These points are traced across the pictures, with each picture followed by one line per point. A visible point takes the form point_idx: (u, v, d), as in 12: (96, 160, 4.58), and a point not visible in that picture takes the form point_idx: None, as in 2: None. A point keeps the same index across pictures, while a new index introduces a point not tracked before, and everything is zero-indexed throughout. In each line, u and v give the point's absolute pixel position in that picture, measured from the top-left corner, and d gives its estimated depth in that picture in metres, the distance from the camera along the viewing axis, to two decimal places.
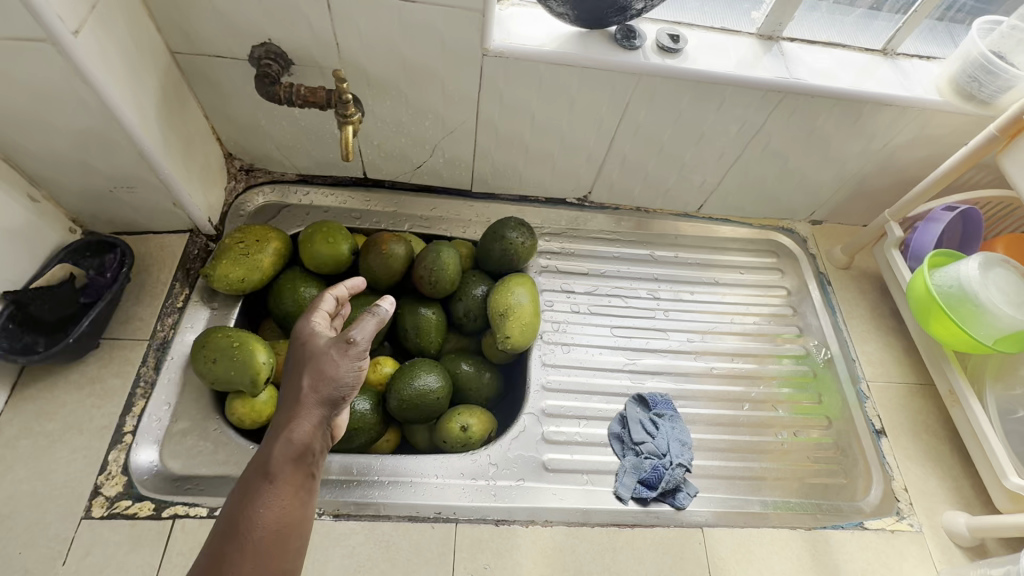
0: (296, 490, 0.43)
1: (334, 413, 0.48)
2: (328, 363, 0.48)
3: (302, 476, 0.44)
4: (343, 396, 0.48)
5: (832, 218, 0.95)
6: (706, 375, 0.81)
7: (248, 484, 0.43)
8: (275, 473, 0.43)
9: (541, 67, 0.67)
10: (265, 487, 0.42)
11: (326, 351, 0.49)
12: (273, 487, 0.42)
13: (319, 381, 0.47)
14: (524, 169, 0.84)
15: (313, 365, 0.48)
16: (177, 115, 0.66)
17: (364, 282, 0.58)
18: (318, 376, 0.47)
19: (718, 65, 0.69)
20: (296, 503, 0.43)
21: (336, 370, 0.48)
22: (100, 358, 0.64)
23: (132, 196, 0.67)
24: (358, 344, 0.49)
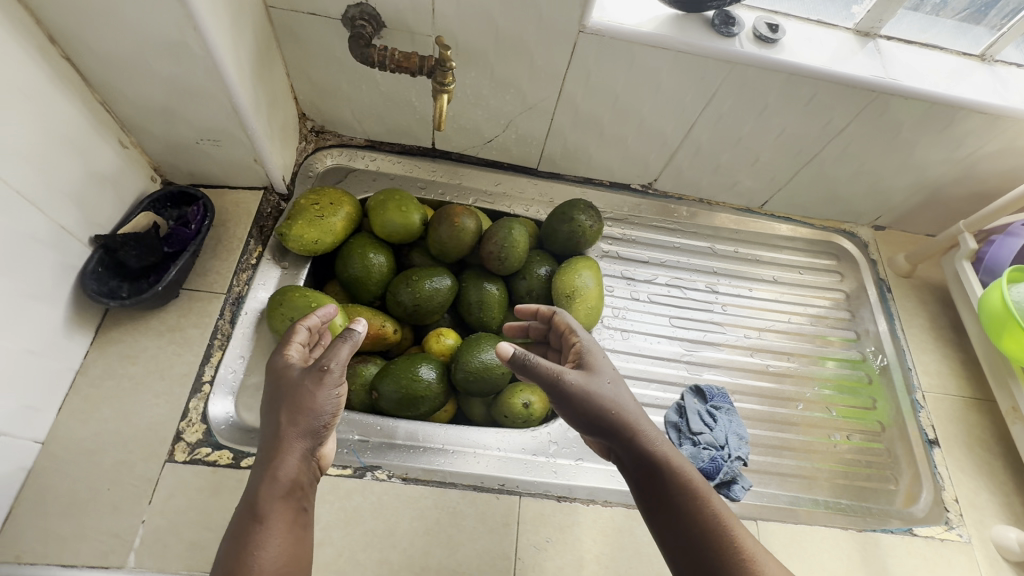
0: (289, 526, 0.44)
1: (318, 444, 0.48)
2: (305, 395, 0.47)
3: (295, 511, 0.45)
4: (326, 427, 0.48)
5: (896, 224, 0.94)
6: (761, 372, 0.82)
7: (238, 531, 0.43)
8: (265, 515, 0.43)
9: (635, 48, 0.65)
10: (259, 532, 0.43)
11: (301, 383, 0.48)
12: (267, 528, 0.43)
13: (298, 415, 0.47)
14: (594, 152, 0.83)
15: (290, 400, 0.47)
16: (264, 70, 0.66)
17: (335, 310, 0.58)
18: (296, 409, 0.47)
19: (814, 59, 0.67)
20: (292, 539, 0.44)
21: (315, 402, 0.47)
22: (179, 308, 0.65)
23: (216, 149, 0.67)
24: (333, 372, 0.48)
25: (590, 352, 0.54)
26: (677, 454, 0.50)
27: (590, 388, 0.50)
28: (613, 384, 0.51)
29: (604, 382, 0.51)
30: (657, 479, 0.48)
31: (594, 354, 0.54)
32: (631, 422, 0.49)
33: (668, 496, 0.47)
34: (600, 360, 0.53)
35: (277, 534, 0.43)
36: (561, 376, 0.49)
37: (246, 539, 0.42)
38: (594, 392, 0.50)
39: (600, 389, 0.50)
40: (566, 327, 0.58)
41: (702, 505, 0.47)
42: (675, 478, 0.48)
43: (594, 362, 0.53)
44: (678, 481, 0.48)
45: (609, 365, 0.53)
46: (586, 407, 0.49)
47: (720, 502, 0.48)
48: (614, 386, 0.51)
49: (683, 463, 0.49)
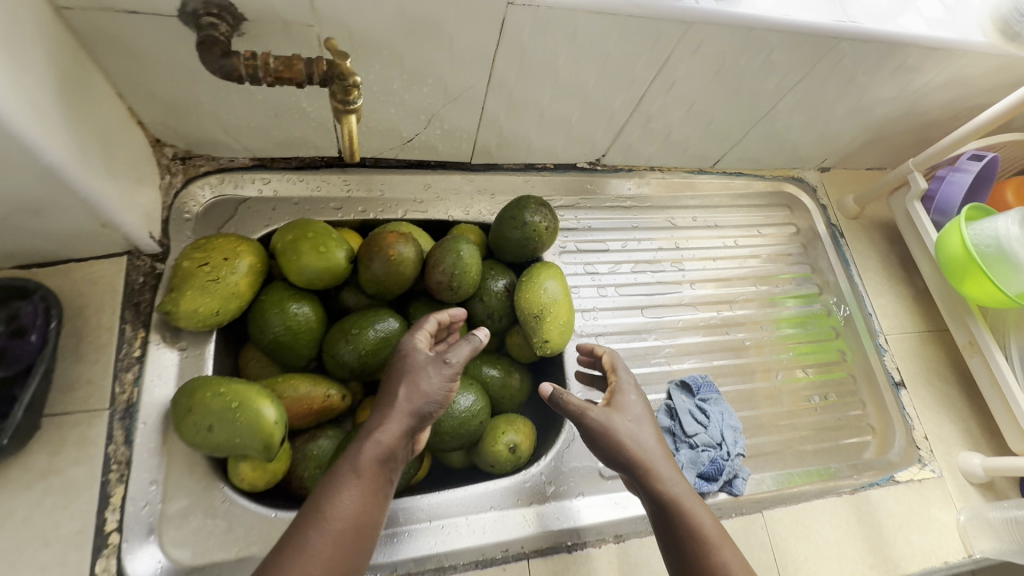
0: (376, 490, 0.47)
1: (420, 427, 0.51)
2: (424, 378, 0.51)
3: (384, 479, 0.48)
4: (432, 413, 0.51)
5: (841, 164, 0.92)
6: (738, 348, 0.79)
7: (339, 473, 0.47)
8: (361, 469, 0.47)
9: (577, 16, 0.53)
10: (349, 481, 0.46)
11: (425, 367, 0.52)
12: (358, 481, 0.46)
13: (414, 395, 0.50)
14: (535, 136, 0.71)
15: (411, 377, 0.51)
16: (81, 102, 0.47)
17: (464, 313, 0.61)
18: (414, 389, 0.51)
19: (773, 8, 0.59)
20: (372, 501, 0.46)
21: (429, 385, 0.51)
22: (47, 444, 0.49)
23: (41, 223, 0.49)
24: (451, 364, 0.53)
25: (623, 389, 0.54)
26: (697, 502, 0.48)
27: (608, 429, 0.50)
28: (638, 426, 0.51)
29: (627, 420, 0.51)
30: (668, 519, 0.48)
31: (628, 396, 0.54)
32: (646, 462, 0.49)
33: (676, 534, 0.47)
34: (633, 399, 0.54)
35: (365, 492, 0.46)
36: (582, 412, 0.51)
37: (342, 483, 0.46)
38: (613, 428, 0.50)
39: (620, 427, 0.51)
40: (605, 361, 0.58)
41: (709, 551, 0.46)
42: (685, 521, 0.47)
43: (622, 402, 0.53)
44: (688, 525, 0.47)
45: (641, 407, 0.54)
46: (604, 443, 0.50)
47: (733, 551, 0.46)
48: (637, 426, 0.51)
49: (699, 509, 0.48)
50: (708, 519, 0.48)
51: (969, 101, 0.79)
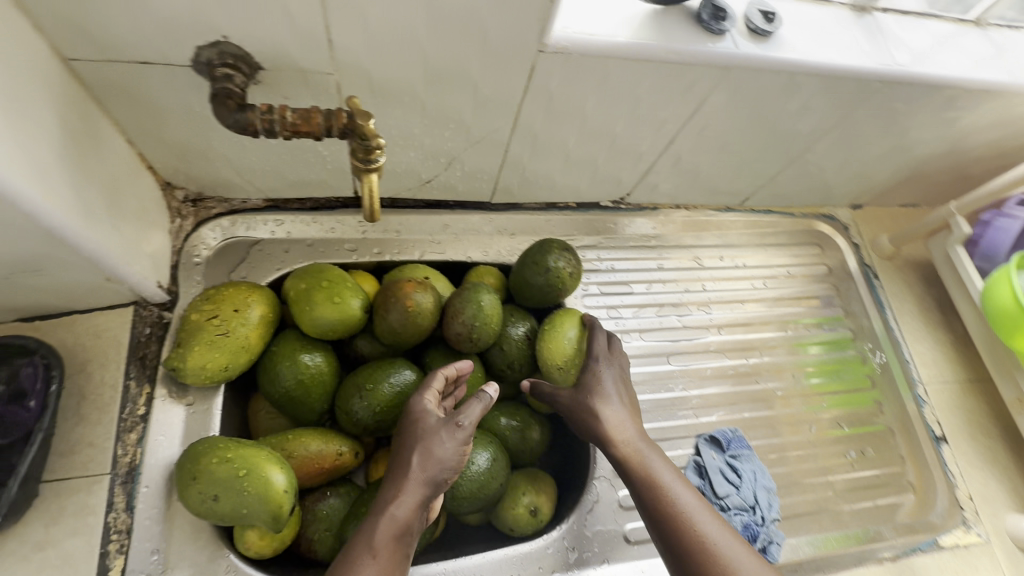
0: (393, 568, 0.45)
1: (435, 495, 0.49)
2: (435, 444, 0.49)
3: (400, 555, 0.46)
4: (447, 481, 0.49)
5: (874, 201, 0.88)
6: (769, 398, 0.75)
7: (353, 551, 0.45)
8: (376, 546, 0.45)
9: (609, 63, 0.50)
10: (364, 560, 0.44)
11: (437, 432, 0.50)
12: (375, 562, 0.44)
13: (427, 463, 0.48)
14: (558, 177, 0.68)
15: (422, 444, 0.49)
16: (88, 156, 0.44)
17: (471, 364, 0.57)
18: (426, 457, 0.48)
19: (815, 51, 0.55)
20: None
21: (441, 452, 0.49)
22: (44, 513, 0.47)
23: (43, 279, 0.46)
24: (465, 425, 0.50)
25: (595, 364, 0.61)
26: (658, 461, 0.55)
27: (573, 403, 0.59)
28: (603, 399, 0.58)
29: (594, 395, 0.59)
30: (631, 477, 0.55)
31: (598, 369, 0.60)
32: (608, 432, 0.57)
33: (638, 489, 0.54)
34: (603, 373, 0.60)
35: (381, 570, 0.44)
36: (555, 393, 0.61)
37: (356, 563, 0.44)
38: (578, 403, 0.59)
39: (586, 401, 0.59)
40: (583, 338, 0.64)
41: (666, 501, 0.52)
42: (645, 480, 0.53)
43: (592, 377, 0.60)
44: (646, 482, 0.53)
45: (611, 380, 0.60)
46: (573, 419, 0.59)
47: (688, 498, 0.52)
48: (601, 397, 0.59)
49: (659, 467, 0.54)
50: (666, 472, 0.54)
51: (1015, 140, 0.75)
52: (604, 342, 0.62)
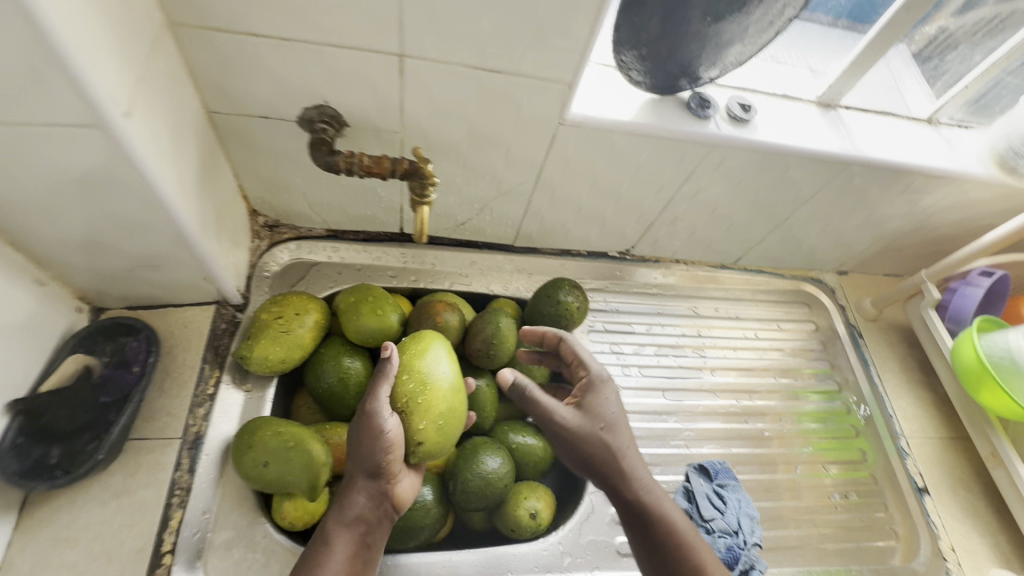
0: (352, 552, 0.52)
1: (379, 483, 0.55)
2: (361, 442, 0.54)
3: (358, 540, 0.53)
4: (382, 465, 0.54)
5: (857, 269, 0.97)
6: (758, 438, 0.81)
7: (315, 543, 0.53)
8: (336, 537, 0.52)
9: (615, 136, 0.63)
10: (327, 551, 0.51)
11: (360, 431, 0.54)
12: (334, 548, 0.52)
13: (359, 459, 0.54)
14: (572, 227, 0.80)
15: (354, 443, 0.55)
16: (210, 182, 0.58)
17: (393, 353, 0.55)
18: (358, 454, 0.54)
19: (786, 136, 0.68)
20: (355, 561, 0.52)
21: (368, 449, 0.53)
22: (125, 466, 0.56)
23: (158, 274, 0.58)
24: (376, 410, 0.53)
25: (599, 392, 0.60)
26: (663, 498, 0.58)
27: (579, 432, 0.58)
28: (612, 430, 0.58)
29: (599, 426, 0.58)
30: (641, 515, 0.56)
31: (601, 392, 0.60)
32: (614, 458, 0.57)
33: (646, 527, 0.56)
34: (608, 396, 0.60)
35: (340, 555, 0.51)
36: (553, 415, 0.58)
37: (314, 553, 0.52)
38: (583, 432, 0.58)
39: (590, 432, 0.58)
40: (569, 355, 0.64)
41: (675, 538, 0.56)
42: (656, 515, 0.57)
43: (598, 403, 0.59)
44: (658, 517, 0.56)
45: (612, 404, 0.60)
46: (576, 446, 0.58)
47: (694, 533, 0.58)
48: (612, 429, 0.58)
49: (666, 502, 0.58)
50: (670, 505, 0.58)
51: (978, 221, 0.85)
52: (591, 359, 0.62)
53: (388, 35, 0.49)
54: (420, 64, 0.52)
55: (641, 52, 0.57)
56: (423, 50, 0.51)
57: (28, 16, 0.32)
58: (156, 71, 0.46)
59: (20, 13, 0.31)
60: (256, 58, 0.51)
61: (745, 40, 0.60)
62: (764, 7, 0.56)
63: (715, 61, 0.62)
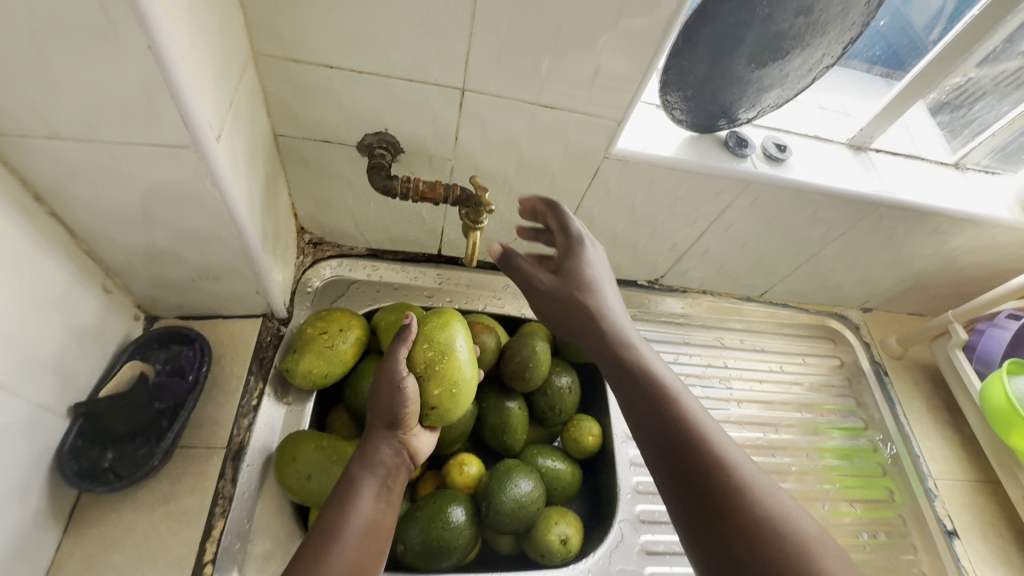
0: (377, 496, 0.51)
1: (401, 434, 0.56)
2: (384, 391, 0.56)
3: (382, 486, 0.53)
4: (403, 415, 0.56)
5: (882, 307, 0.98)
6: (785, 472, 0.81)
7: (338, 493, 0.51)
8: (361, 482, 0.52)
9: (656, 170, 0.66)
10: (353, 495, 0.50)
11: (383, 383, 0.57)
12: (361, 492, 0.51)
13: (381, 409, 0.56)
14: (605, 255, 0.82)
15: (376, 396, 0.57)
16: (270, 200, 0.61)
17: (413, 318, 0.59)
18: (380, 405, 0.56)
19: (819, 177, 0.70)
20: (380, 509, 0.51)
21: (392, 398, 0.56)
22: (171, 472, 0.57)
23: (215, 286, 0.61)
24: (397, 364, 0.58)
25: (577, 251, 0.56)
26: (662, 367, 0.50)
27: (555, 291, 0.56)
28: (592, 291, 0.55)
29: (577, 291, 0.55)
30: (646, 402, 0.46)
31: (579, 257, 0.56)
32: (598, 324, 0.53)
33: (655, 416, 0.45)
34: (587, 257, 0.56)
35: (367, 500, 0.50)
36: (532, 278, 0.58)
37: (338, 500, 0.50)
38: (561, 292, 0.55)
39: (567, 292, 0.55)
40: (553, 220, 0.58)
41: (697, 439, 0.43)
42: (666, 405, 0.45)
43: (579, 263, 0.56)
44: (658, 394, 0.46)
45: (593, 266, 0.56)
46: (557, 313, 0.56)
47: (724, 438, 0.43)
48: (585, 289, 0.55)
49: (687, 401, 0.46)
50: (698, 410, 0.46)
51: (1004, 265, 0.87)
52: (573, 223, 0.57)
53: (454, 71, 0.53)
54: (480, 98, 0.56)
55: (686, 93, 0.60)
56: (485, 85, 0.54)
57: (154, 49, 0.35)
58: (240, 98, 0.49)
59: (148, 46, 0.34)
60: (328, 88, 0.54)
61: (785, 84, 0.62)
62: (805, 54, 0.58)
63: (754, 103, 0.64)
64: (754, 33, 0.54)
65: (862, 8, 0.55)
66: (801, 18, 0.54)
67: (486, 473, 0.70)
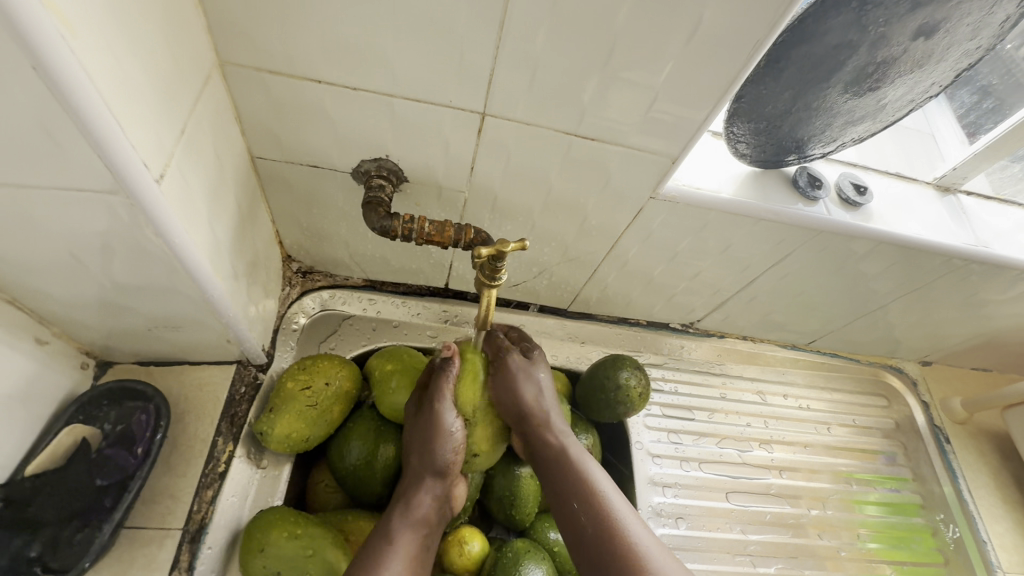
0: (413, 555, 0.48)
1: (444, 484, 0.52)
2: (432, 441, 0.50)
3: (419, 542, 0.49)
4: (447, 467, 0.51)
5: (943, 360, 0.87)
6: (833, 558, 0.71)
7: (371, 546, 0.48)
8: (396, 538, 0.48)
9: (711, 213, 0.54)
10: (389, 553, 0.47)
11: (428, 429, 0.50)
12: (395, 552, 0.48)
13: (426, 458, 0.50)
14: (636, 298, 0.71)
15: (420, 440, 0.50)
16: (247, 234, 0.51)
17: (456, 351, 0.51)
18: (424, 452, 0.50)
19: (904, 224, 0.59)
20: (416, 568, 0.49)
21: (438, 451, 0.50)
22: (115, 561, 0.47)
23: (176, 334, 0.51)
24: (442, 409, 0.49)
25: (505, 377, 0.52)
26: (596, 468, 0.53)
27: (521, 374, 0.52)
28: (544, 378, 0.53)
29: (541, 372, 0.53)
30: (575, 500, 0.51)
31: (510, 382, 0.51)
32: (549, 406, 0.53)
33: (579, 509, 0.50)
34: (541, 370, 0.54)
35: (404, 559, 0.48)
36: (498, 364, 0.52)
37: (372, 556, 0.47)
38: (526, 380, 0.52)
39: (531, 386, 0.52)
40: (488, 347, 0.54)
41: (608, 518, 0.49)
42: (591, 498, 0.51)
43: (512, 380, 0.51)
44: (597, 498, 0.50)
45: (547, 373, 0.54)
46: (506, 397, 0.52)
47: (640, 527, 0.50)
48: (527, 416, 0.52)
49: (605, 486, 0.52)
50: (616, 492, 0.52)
51: None
52: (507, 347, 0.54)
53: (474, 92, 0.43)
54: (504, 125, 0.45)
55: (757, 125, 0.49)
56: (512, 110, 0.44)
57: (42, 70, 0.25)
58: (200, 118, 0.39)
59: (32, 67, 0.25)
60: (318, 106, 0.44)
61: (878, 116, 0.50)
62: (912, 81, 0.46)
63: (835, 138, 0.52)
64: (858, 57, 0.43)
65: (995, 28, 0.43)
66: (921, 39, 0.42)
67: (491, 552, 0.58)
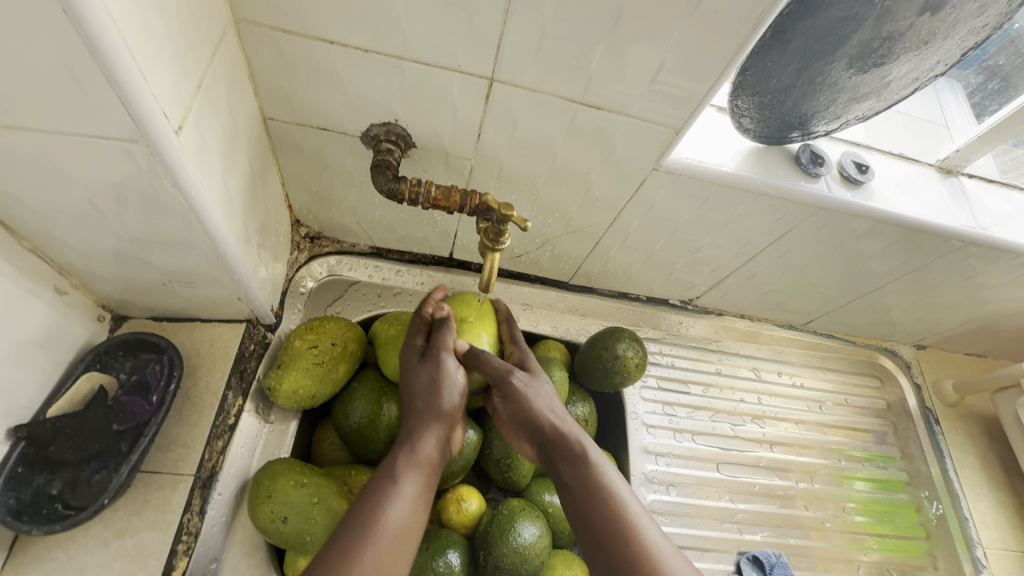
0: (415, 492, 0.49)
1: (448, 430, 0.54)
2: (433, 384, 0.53)
3: (422, 481, 0.50)
4: (446, 408, 0.53)
5: (937, 344, 0.88)
6: (817, 528, 0.74)
7: (375, 486, 0.48)
8: (403, 478, 0.49)
9: (713, 187, 0.55)
10: (393, 489, 0.48)
11: (429, 372, 0.54)
12: (397, 486, 0.48)
13: (431, 400, 0.53)
14: (636, 272, 0.72)
15: (423, 386, 0.53)
16: (258, 193, 0.52)
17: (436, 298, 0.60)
18: (429, 394, 0.53)
19: (903, 205, 0.60)
20: (415, 508, 0.49)
21: (440, 390, 0.53)
22: (132, 502, 0.50)
23: (190, 290, 0.52)
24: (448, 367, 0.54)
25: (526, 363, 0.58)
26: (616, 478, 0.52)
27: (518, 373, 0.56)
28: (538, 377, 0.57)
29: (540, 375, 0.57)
30: (590, 516, 0.49)
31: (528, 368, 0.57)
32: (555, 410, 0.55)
33: (571, 477, 0.52)
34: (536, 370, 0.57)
35: (406, 496, 0.48)
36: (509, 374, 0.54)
37: (380, 493, 0.48)
38: (529, 380, 0.56)
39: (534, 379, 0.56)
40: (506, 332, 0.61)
41: (608, 494, 0.50)
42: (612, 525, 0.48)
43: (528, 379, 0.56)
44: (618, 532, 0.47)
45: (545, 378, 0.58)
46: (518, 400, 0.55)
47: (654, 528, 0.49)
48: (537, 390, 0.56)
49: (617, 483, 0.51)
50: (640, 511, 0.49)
51: None
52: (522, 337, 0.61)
53: (481, 56, 0.43)
54: (511, 90, 0.46)
55: (762, 99, 0.50)
56: (519, 75, 0.45)
57: (72, 13, 0.27)
58: (217, 74, 0.40)
59: (63, 10, 0.26)
60: (329, 68, 0.45)
61: (883, 93, 0.50)
62: (917, 59, 0.47)
63: (839, 115, 0.53)
64: (863, 32, 0.44)
65: (1001, 6, 0.43)
66: (927, 14, 0.43)
67: (488, 511, 0.60)
